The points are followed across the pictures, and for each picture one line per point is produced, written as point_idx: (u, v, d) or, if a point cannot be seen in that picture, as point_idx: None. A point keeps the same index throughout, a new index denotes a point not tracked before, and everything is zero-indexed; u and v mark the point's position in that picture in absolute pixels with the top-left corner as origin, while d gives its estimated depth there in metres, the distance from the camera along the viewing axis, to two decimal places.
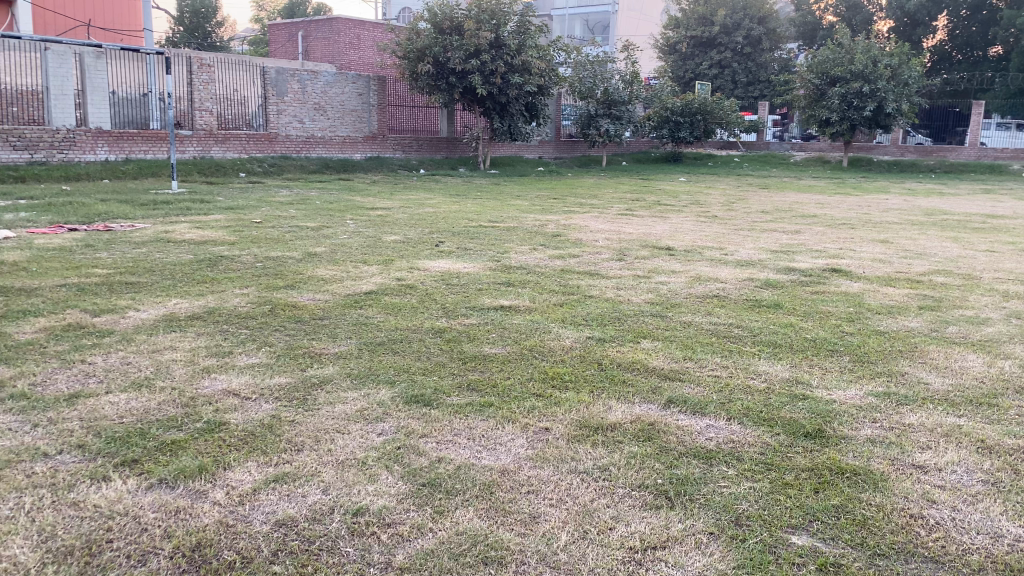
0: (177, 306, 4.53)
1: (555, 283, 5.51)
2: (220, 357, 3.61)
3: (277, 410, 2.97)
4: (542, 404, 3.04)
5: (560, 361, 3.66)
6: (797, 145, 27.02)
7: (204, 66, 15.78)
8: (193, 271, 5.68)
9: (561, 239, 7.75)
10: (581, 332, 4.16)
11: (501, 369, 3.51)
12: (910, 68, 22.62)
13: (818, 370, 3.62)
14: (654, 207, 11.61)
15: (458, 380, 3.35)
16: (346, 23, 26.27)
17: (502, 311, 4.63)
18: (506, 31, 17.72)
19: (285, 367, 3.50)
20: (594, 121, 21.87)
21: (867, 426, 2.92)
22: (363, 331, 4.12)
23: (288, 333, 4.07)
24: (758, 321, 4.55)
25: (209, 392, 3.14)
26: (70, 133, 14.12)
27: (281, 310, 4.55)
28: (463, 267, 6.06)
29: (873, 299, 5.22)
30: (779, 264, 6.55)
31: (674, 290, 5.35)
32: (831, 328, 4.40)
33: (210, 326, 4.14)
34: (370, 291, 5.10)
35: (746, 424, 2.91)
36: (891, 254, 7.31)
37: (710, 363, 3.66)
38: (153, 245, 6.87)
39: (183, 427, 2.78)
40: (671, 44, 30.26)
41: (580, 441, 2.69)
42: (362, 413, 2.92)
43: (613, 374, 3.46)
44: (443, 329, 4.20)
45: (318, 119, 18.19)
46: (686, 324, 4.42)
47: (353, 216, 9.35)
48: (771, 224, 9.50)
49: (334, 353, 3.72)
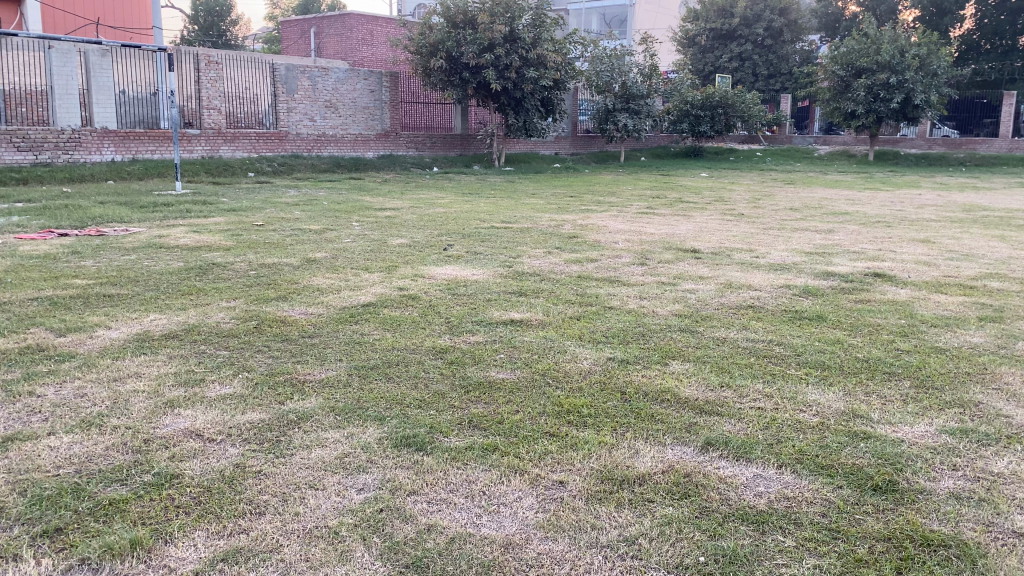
0: (154, 324, 4.10)
1: (572, 292, 5.02)
2: (189, 387, 3.16)
3: (241, 457, 2.51)
4: (553, 449, 2.57)
5: (577, 389, 3.19)
6: (821, 139, 26.34)
7: (211, 63, 15.41)
8: (179, 280, 5.26)
9: (578, 241, 7.28)
10: (600, 352, 3.69)
11: (509, 400, 3.04)
12: (939, 59, 21.90)
13: (877, 399, 3.13)
14: (676, 204, 11.10)
15: (458, 414, 2.89)
16: (358, 19, 25.89)
17: (511, 326, 4.15)
18: (521, 23, 17.10)
19: (260, 399, 3.04)
20: (612, 116, 21.29)
21: (947, 477, 2.43)
22: (354, 352, 3.66)
23: (273, 355, 3.62)
24: (800, 336, 4.05)
25: (166, 433, 2.69)
26: (76, 133, 13.78)
27: (268, 327, 4.10)
28: (472, 273, 5.60)
29: (925, 309, 4.71)
30: (817, 268, 6.03)
31: (703, 300, 4.86)
32: (885, 344, 3.90)
33: (185, 348, 3.70)
34: (368, 303, 4.65)
35: (802, 474, 2.43)
36: (935, 255, 6.79)
37: (752, 392, 3.18)
38: (143, 251, 6.43)
39: (128, 480, 2.33)
40: (690, 37, 29.56)
41: (602, 501, 2.23)
42: (342, 461, 2.46)
43: (640, 407, 2.98)
44: (446, 349, 3.74)
45: (329, 117, 17.79)
46: (719, 341, 3.94)
47: (359, 217, 8.92)
48: (801, 223, 8.97)
49: (319, 380, 3.26)
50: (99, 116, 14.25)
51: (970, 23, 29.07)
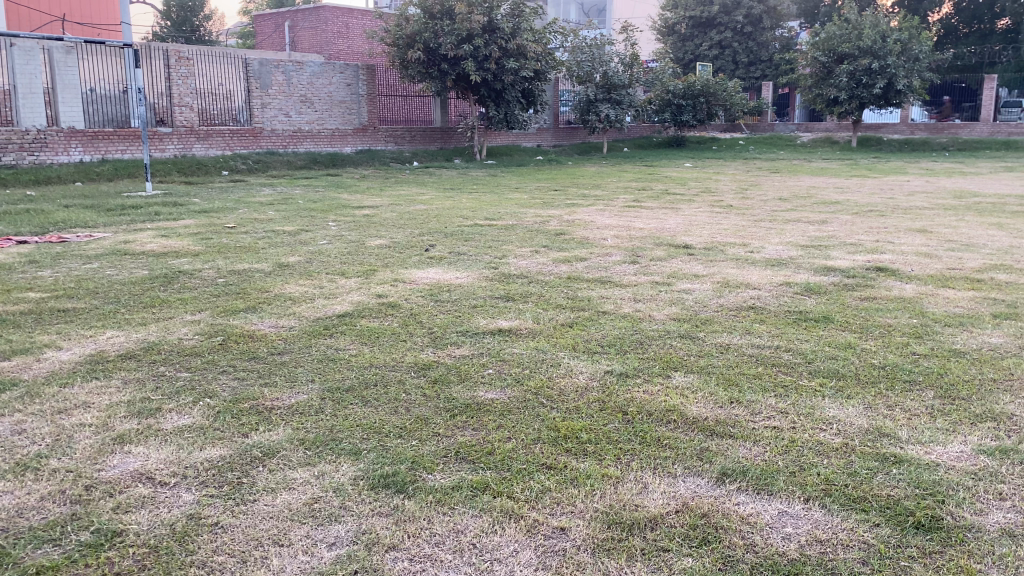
0: (110, 343, 3.76)
1: (562, 295, 4.73)
2: (142, 418, 2.83)
3: (196, 506, 2.20)
4: (549, 486, 2.28)
5: (574, 410, 2.89)
6: (803, 126, 26.19)
7: (182, 59, 14.92)
8: (142, 291, 4.92)
9: (566, 238, 7.00)
10: (597, 364, 3.40)
11: (500, 425, 2.75)
12: (921, 43, 21.73)
13: (901, 413, 2.87)
14: (662, 196, 10.85)
15: (443, 444, 2.59)
16: (334, 11, 25.44)
17: (499, 336, 3.86)
18: (499, 14, 16.84)
19: (222, 432, 2.72)
20: (593, 106, 20.97)
21: (995, 509, 2.15)
22: (327, 372, 3.35)
23: (239, 378, 3.30)
24: (808, 341, 3.77)
25: (112, 477, 2.37)
26: (41, 133, 13.26)
27: (235, 344, 3.78)
28: (456, 276, 5.30)
29: (935, 306, 4.45)
30: (815, 263, 5.77)
31: (701, 300, 4.59)
32: (900, 348, 3.64)
33: (141, 371, 3.37)
34: (344, 313, 4.34)
35: (832, 510, 2.16)
36: (934, 246, 6.57)
37: (765, 408, 2.90)
38: (106, 259, 6.08)
39: (61, 540, 2.02)
40: (669, 25, 29.31)
41: (611, 553, 1.95)
42: (311, 510, 2.16)
43: (644, 429, 2.69)
44: (428, 365, 3.43)
45: (305, 112, 17.38)
46: (723, 348, 3.66)
47: (336, 217, 8.58)
48: (792, 213, 8.76)
49: (289, 407, 2.95)
50: (65, 115, 13.77)
51: (948, 8, 29.10)
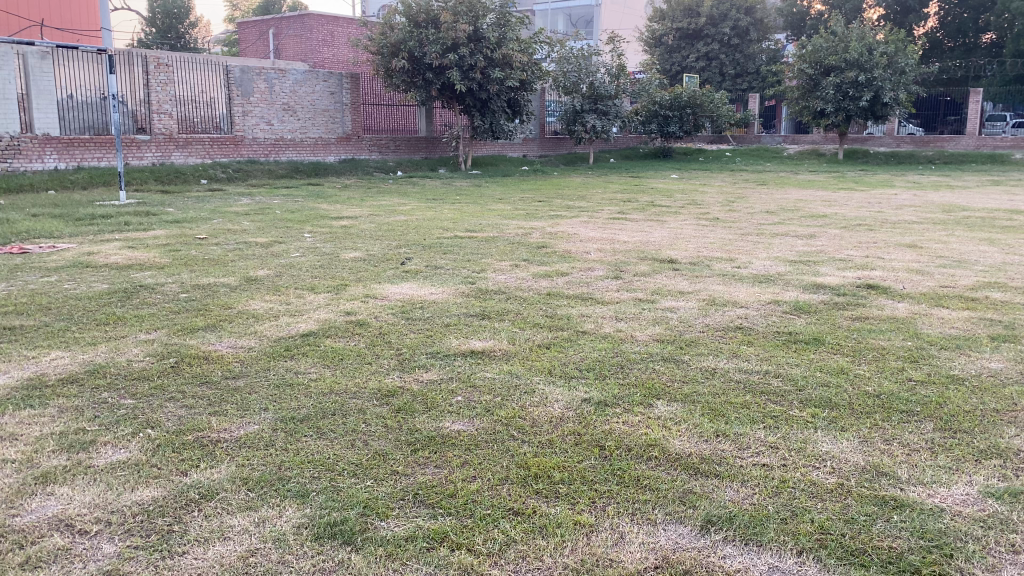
0: (53, 365, 3.50)
1: (541, 314, 4.50)
2: (72, 453, 2.57)
3: (116, 560, 1.96)
4: (515, 537, 2.06)
5: (547, 444, 2.65)
6: (790, 138, 26.15)
7: (161, 65, 14.62)
8: (97, 307, 4.66)
9: (547, 251, 6.78)
10: (574, 392, 3.16)
11: (465, 462, 2.51)
12: (907, 56, 21.71)
13: (900, 448, 2.66)
14: (647, 208, 10.67)
15: (401, 485, 2.36)
16: (319, 19, 25.25)
17: (472, 359, 3.63)
18: (485, 23, 16.63)
19: (159, 468, 2.47)
20: (580, 116, 20.82)
21: (1009, 565, 1.94)
22: (283, 399, 3.10)
23: (187, 406, 3.04)
24: (798, 365, 3.57)
25: (26, 524, 2.11)
26: (15, 140, 12.97)
27: (187, 367, 3.52)
28: (430, 292, 5.07)
29: (929, 327, 4.25)
30: (804, 280, 5.57)
31: (686, 320, 4.37)
32: (895, 374, 3.43)
33: (81, 397, 3.11)
34: (308, 332, 4.08)
35: (828, 565, 1.95)
36: (925, 262, 6.39)
37: (754, 442, 2.68)
38: (65, 272, 5.80)
39: None
40: (656, 37, 29.28)
41: None
42: (244, 566, 1.93)
43: (622, 467, 2.47)
44: (392, 392, 3.18)
45: (287, 120, 17.11)
46: (709, 373, 3.44)
47: (312, 228, 8.34)
48: (779, 227, 8.59)
49: (237, 439, 2.70)
50: (40, 122, 13.46)
51: (932, 22, 29.36)
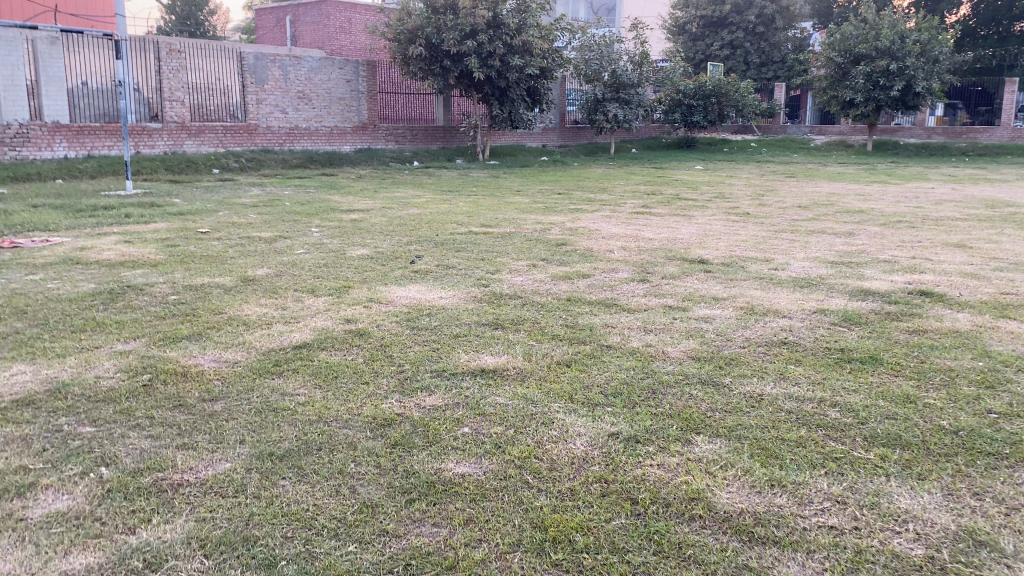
0: (11, 383, 3.11)
1: (560, 322, 4.08)
2: (6, 502, 2.17)
3: None
4: None
5: (567, 495, 2.22)
6: (816, 129, 25.47)
7: (172, 52, 14.25)
8: (78, 311, 4.27)
9: (567, 249, 6.36)
10: (599, 424, 2.72)
11: (469, 519, 2.08)
12: (941, 44, 20.91)
13: (994, 505, 2.19)
14: (672, 201, 10.19)
15: (389, 551, 1.93)
16: (335, 6, 24.84)
17: (482, 379, 3.19)
18: (505, 9, 16.16)
19: (104, 524, 2.06)
20: (601, 105, 20.26)
21: None
22: (264, 429, 2.68)
23: (153, 436, 2.63)
24: (856, 391, 3.10)
25: None
26: (24, 127, 12.63)
27: (161, 386, 3.12)
28: (440, 296, 4.64)
29: (996, 344, 3.76)
30: (849, 284, 5.08)
31: (723, 333, 3.90)
32: (972, 405, 2.95)
33: (34, 425, 2.71)
34: (300, 343, 3.67)
35: None
36: (979, 263, 5.90)
37: (816, 495, 2.23)
38: (53, 270, 5.41)
39: None
40: (680, 25, 28.63)
41: None
42: None
43: (659, 530, 2.03)
44: (389, 421, 2.75)
45: (302, 108, 16.72)
46: (755, 400, 2.99)
47: (320, 221, 7.93)
48: (814, 223, 8.09)
49: (202, 483, 2.28)
50: (49, 109, 13.10)
51: (965, 10, 28.53)
